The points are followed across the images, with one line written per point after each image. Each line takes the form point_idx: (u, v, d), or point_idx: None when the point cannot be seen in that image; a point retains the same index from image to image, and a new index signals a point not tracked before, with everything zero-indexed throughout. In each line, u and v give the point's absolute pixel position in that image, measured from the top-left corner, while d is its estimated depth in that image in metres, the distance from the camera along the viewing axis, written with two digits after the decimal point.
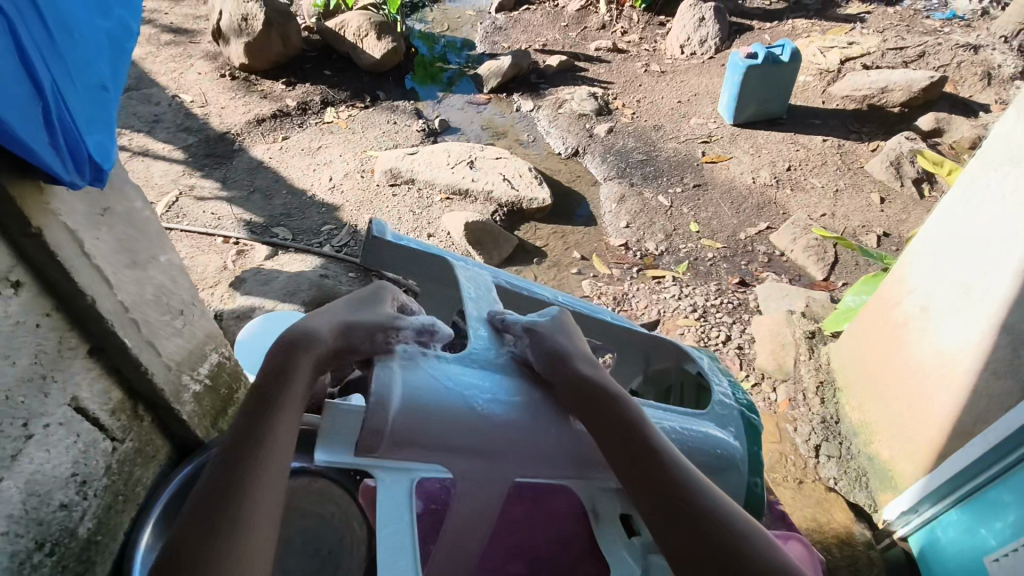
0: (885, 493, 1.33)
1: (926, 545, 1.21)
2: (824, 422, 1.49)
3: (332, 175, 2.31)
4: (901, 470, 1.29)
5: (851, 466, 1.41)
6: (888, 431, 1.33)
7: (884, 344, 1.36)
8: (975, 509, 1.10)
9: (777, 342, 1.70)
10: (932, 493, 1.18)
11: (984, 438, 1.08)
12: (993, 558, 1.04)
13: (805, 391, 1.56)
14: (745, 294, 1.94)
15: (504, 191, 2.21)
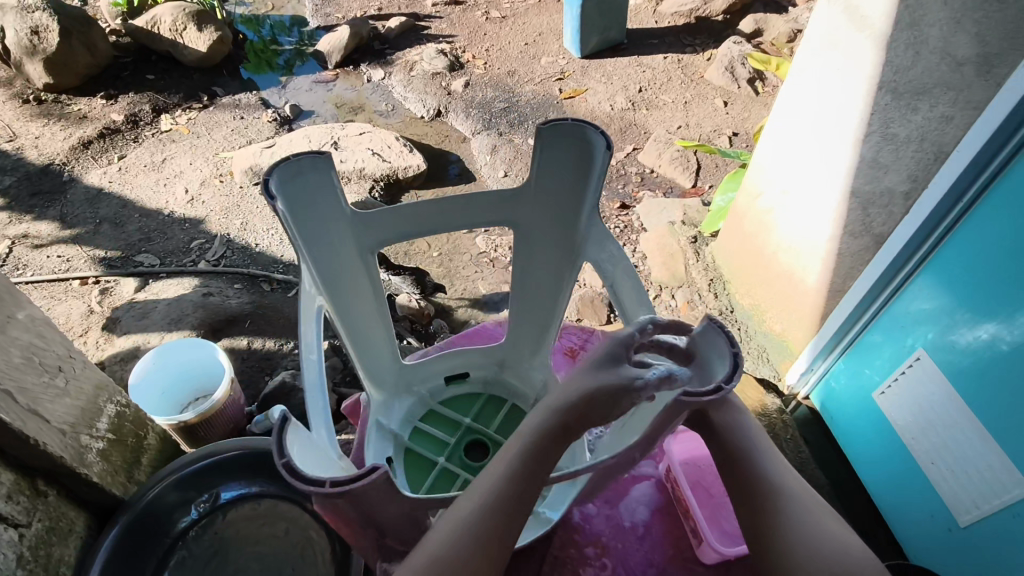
0: (784, 362, 1.49)
1: (824, 398, 1.38)
2: (722, 315, 1.62)
3: (187, 186, 2.13)
4: (793, 338, 1.45)
5: (752, 346, 1.55)
6: (775, 307, 1.48)
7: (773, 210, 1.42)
8: (858, 356, 1.28)
9: (666, 253, 1.81)
10: (821, 351, 1.35)
11: (853, 292, 1.24)
12: (880, 391, 1.22)
13: (700, 291, 1.69)
14: (628, 216, 2.04)
15: (376, 166, 2.15)
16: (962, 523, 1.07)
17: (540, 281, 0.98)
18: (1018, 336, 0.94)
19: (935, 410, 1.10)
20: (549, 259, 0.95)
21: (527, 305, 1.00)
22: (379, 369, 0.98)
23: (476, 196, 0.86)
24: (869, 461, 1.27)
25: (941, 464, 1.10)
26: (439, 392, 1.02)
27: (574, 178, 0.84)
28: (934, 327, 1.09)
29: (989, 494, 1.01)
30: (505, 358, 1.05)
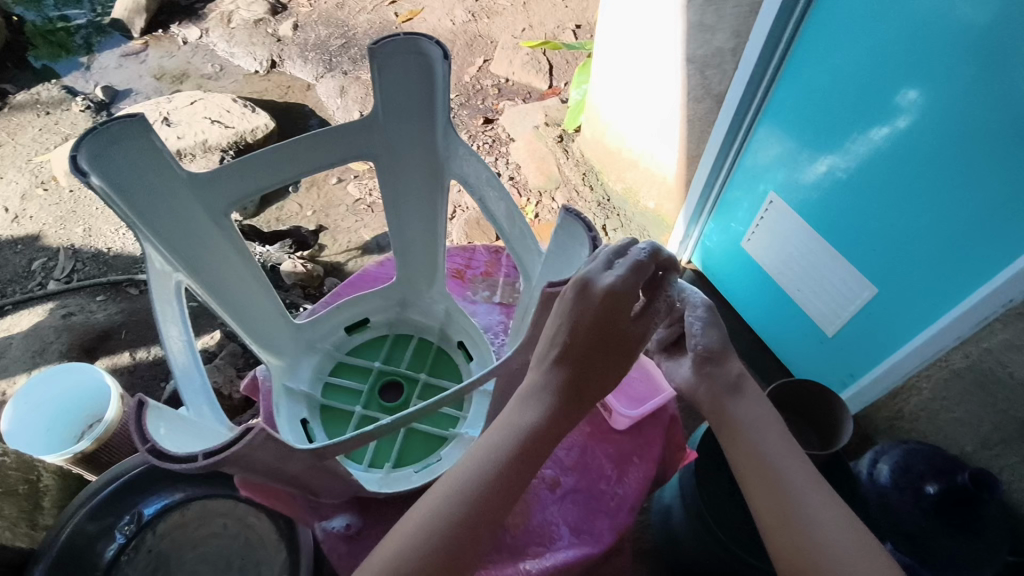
0: (663, 235, 1.58)
1: (704, 258, 1.49)
2: (600, 205, 1.68)
3: (6, 204, 1.88)
4: (666, 211, 1.53)
5: (633, 230, 1.61)
6: (645, 186, 1.55)
7: (629, 88, 1.45)
8: (724, 211, 1.38)
9: (538, 158, 1.83)
10: (692, 216, 1.43)
11: (707, 154, 1.32)
12: (747, 240, 1.34)
13: (576, 188, 1.74)
14: (494, 130, 2.01)
15: (219, 135, 1.98)
16: (830, 334, 1.22)
17: (412, 211, 0.96)
18: (851, 163, 1.04)
19: (794, 243, 1.22)
20: (416, 182, 0.93)
21: (409, 236, 0.98)
22: (276, 339, 0.93)
23: (322, 133, 0.81)
24: (750, 304, 1.41)
25: (806, 289, 1.23)
26: (343, 343, 1.00)
27: (420, 94, 0.82)
28: (783, 169, 1.19)
29: (845, 304, 1.16)
30: (404, 294, 1.02)
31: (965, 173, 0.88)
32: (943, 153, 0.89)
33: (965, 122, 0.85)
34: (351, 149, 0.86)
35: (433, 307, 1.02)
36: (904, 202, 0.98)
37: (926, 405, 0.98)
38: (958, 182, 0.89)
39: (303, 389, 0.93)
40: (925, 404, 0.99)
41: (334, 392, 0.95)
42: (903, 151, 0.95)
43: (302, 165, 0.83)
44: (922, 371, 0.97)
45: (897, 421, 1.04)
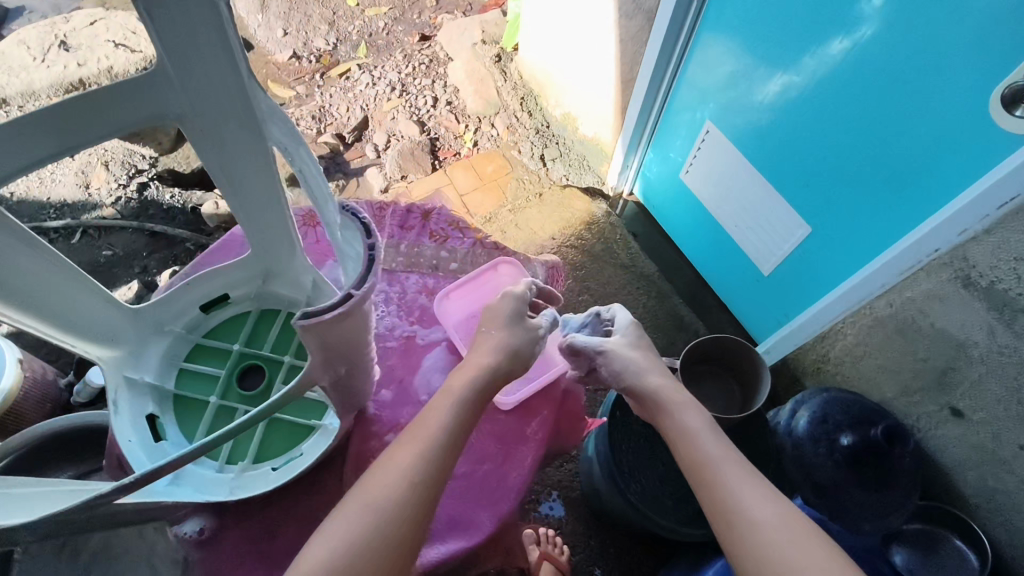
0: (603, 165, 1.48)
1: (645, 189, 1.40)
2: (539, 133, 1.57)
3: None
4: (605, 140, 1.43)
5: (573, 158, 1.52)
6: (583, 111, 1.43)
7: (559, 19, 1.35)
8: (662, 140, 1.28)
9: (476, 79, 1.69)
10: (630, 146, 1.33)
11: (643, 78, 1.20)
12: (685, 171, 1.25)
13: (515, 113, 1.62)
14: (431, 48, 1.84)
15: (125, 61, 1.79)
16: (765, 272, 1.17)
17: (257, 183, 0.58)
18: (804, 84, 0.92)
19: (730, 176, 1.14)
20: (239, 129, 0.52)
21: (262, 222, 0.62)
22: (107, 333, 0.61)
23: (73, 99, 0.44)
24: (687, 239, 1.34)
25: (742, 225, 1.16)
26: (201, 323, 0.69)
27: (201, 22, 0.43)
28: (727, 92, 1.07)
29: (780, 241, 1.10)
30: (268, 264, 0.68)
31: (913, 103, 0.78)
32: (919, 78, 0.76)
33: (922, 43, 0.73)
34: (112, 104, 0.46)
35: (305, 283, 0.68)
36: (850, 134, 0.88)
37: (849, 350, 0.95)
38: (906, 114, 0.79)
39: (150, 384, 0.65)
40: (848, 349, 0.95)
41: (190, 384, 0.67)
42: (855, 76, 0.84)
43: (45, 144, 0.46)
44: (847, 317, 0.93)
45: (823, 364, 1.02)
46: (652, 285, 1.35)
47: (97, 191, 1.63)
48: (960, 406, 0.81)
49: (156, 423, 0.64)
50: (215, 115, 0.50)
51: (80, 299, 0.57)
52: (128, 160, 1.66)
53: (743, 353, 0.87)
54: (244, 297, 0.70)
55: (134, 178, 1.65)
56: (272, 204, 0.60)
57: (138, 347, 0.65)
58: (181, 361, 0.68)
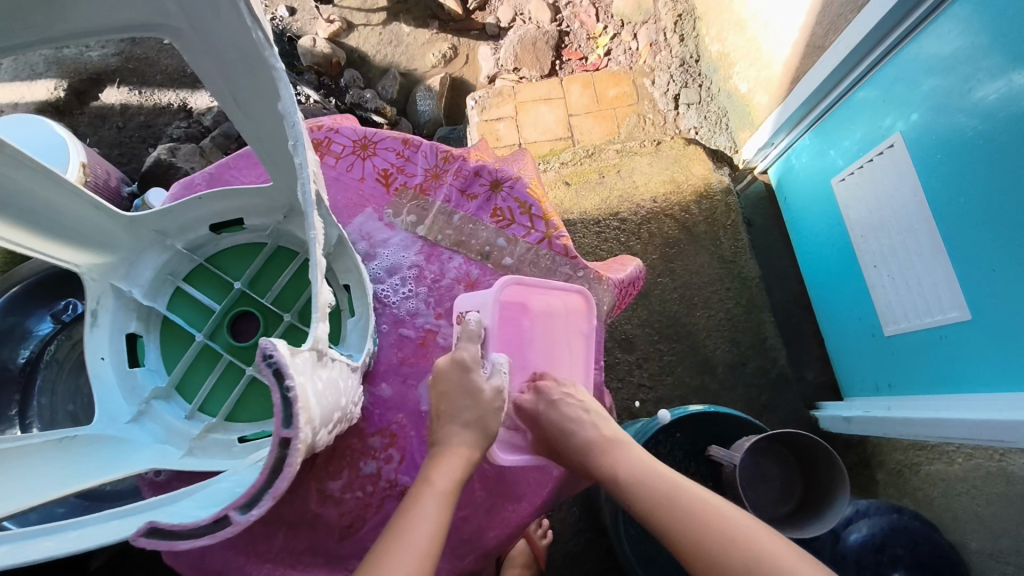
0: (743, 131, 1.24)
1: (783, 177, 1.17)
2: (683, 65, 1.31)
3: None
4: (756, 104, 1.17)
5: (712, 110, 1.28)
6: (745, 58, 1.17)
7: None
8: (827, 130, 1.03)
9: None
10: (786, 122, 1.09)
11: (836, 50, 0.94)
12: (840, 179, 1.01)
13: (665, 31, 1.35)
14: None
15: None
16: (887, 331, 0.96)
17: (272, 127, 0.46)
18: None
19: (891, 213, 0.91)
20: (238, 44, 0.39)
21: (274, 159, 0.50)
22: (92, 237, 0.52)
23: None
24: (811, 254, 1.13)
25: (883, 271, 0.95)
26: (206, 244, 0.59)
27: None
28: (939, 94, 0.80)
29: (922, 311, 0.88)
30: (292, 200, 0.56)
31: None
32: None
33: None
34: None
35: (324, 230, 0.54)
36: None
37: (947, 478, 0.78)
38: None
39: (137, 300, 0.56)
40: (947, 476, 0.78)
41: (180, 309, 0.58)
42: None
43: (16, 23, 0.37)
44: (965, 447, 0.75)
45: (909, 471, 0.86)
46: (745, 290, 1.16)
47: None
48: None
49: (136, 342, 0.56)
50: (217, 32, 0.39)
51: (56, 200, 0.47)
52: None
53: (829, 463, 0.73)
54: (268, 228, 0.59)
55: None
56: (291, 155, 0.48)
57: (133, 252, 0.55)
58: (180, 278, 0.58)
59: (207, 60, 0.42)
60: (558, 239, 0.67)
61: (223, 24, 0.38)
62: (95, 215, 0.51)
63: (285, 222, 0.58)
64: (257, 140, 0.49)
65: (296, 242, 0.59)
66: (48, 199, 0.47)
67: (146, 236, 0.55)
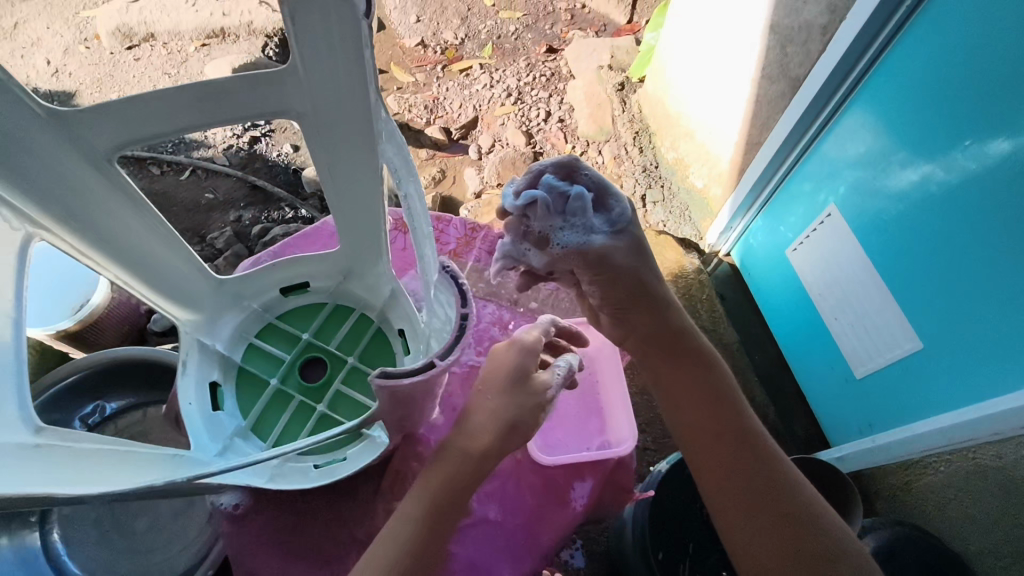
0: (706, 220, 1.42)
1: (743, 255, 1.34)
2: (645, 171, 1.52)
3: (48, 56, 1.77)
4: (714, 196, 1.37)
5: (675, 205, 1.46)
6: (697, 160, 1.38)
7: (700, 64, 1.28)
8: (775, 211, 1.21)
9: (593, 103, 1.66)
10: (741, 208, 1.27)
11: (770, 144, 1.14)
12: (793, 249, 1.17)
13: (626, 146, 1.57)
14: (555, 62, 1.81)
15: (267, 18, 1.82)
16: (858, 375, 1.08)
17: (361, 181, 0.58)
18: (944, 191, 0.85)
19: (841, 271, 1.06)
20: (351, 119, 0.52)
21: (345, 217, 0.62)
22: (186, 300, 0.64)
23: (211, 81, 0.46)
24: (779, 318, 1.27)
25: (843, 321, 1.08)
26: (274, 301, 0.70)
27: (341, 38, 0.44)
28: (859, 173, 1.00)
29: (883, 349, 1.01)
30: (350, 262, 0.67)
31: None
32: None
33: None
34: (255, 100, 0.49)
35: (378, 283, 0.68)
36: (993, 249, 0.80)
37: (937, 491, 0.87)
38: None
39: (217, 350, 0.66)
40: (935, 488, 0.87)
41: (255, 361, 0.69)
42: (1009, 187, 0.76)
43: (160, 122, 0.48)
44: (945, 455, 0.85)
45: (902, 493, 0.94)
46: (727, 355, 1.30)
47: (212, 135, 1.70)
48: None
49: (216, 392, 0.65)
50: (330, 113, 0.51)
51: (166, 262, 0.61)
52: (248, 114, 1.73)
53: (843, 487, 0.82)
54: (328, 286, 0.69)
55: (249, 132, 1.70)
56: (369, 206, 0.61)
57: (209, 317, 0.67)
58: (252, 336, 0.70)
59: (317, 139, 0.54)
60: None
61: (339, 106, 0.51)
62: (187, 272, 0.63)
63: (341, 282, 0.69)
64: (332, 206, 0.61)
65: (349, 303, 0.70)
66: (150, 246, 0.59)
67: (228, 299, 0.67)
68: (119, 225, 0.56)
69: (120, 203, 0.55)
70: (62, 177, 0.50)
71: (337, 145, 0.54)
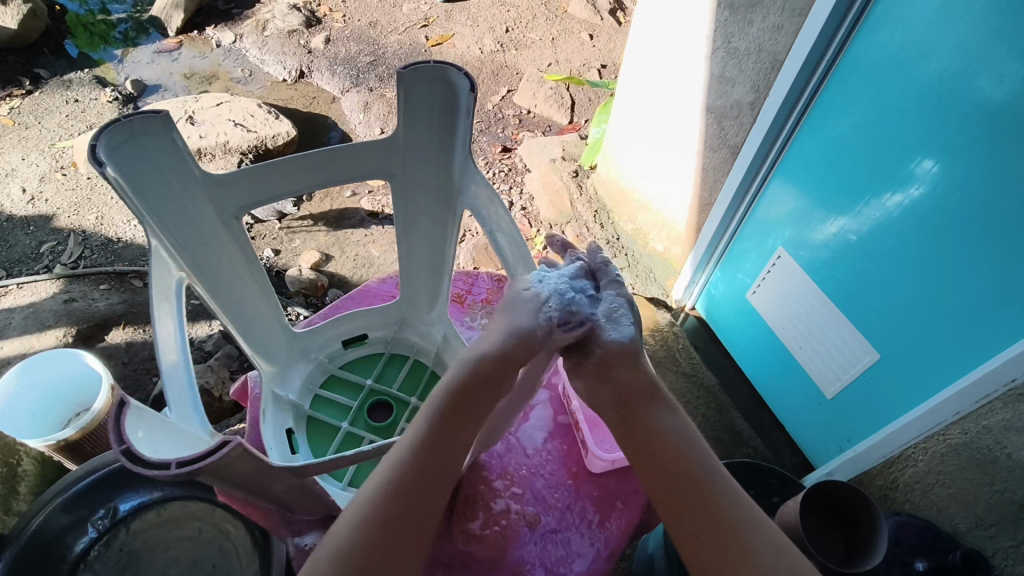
0: (669, 279, 1.59)
1: (708, 305, 1.49)
2: (609, 243, 1.69)
3: (23, 184, 1.84)
4: (675, 256, 1.55)
5: (640, 269, 1.64)
6: (655, 228, 1.58)
7: (647, 144, 1.49)
8: (730, 263, 1.38)
9: (551, 190, 1.83)
10: (701, 263, 1.45)
11: (719, 204, 1.32)
12: (752, 292, 1.33)
13: (587, 224, 1.75)
14: (511, 159, 2.00)
15: (241, 138, 1.96)
16: (829, 396, 1.20)
17: (423, 205, 0.91)
18: (861, 227, 1.05)
19: (796, 304, 1.22)
20: (429, 188, 0.89)
21: (417, 269, 0.98)
22: (270, 342, 0.92)
23: (334, 149, 0.81)
24: (748, 357, 1.40)
25: (807, 348, 1.23)
26: (337, 356, 0.99)
27: (444, 112, 0.80)
28: (794, 226, 1.19)
29: (846, 365, 1.15)
30: (403, 314, 1.02)
31: (967, 239, 0.89)
32: (965, 227, 0.88)
33: (967, 206, 0.87)
34: (360, 164, 0.85)
35: (430, 331, 1.01)
36: (915, 266, 0.97)
37: (920, 479, 0.97)
38: (968, 258, 0.89)
39: (291, 398, 0.92)
40: (919, 477, 0.97)
41: (324, 412, 0.93)
42: (909, 211, 0.96)
43: (283, 183, 0.81)
44: (920, 444, 0.97)
45: (891, 491, 1.03)
46: (711, 396, 1.44)
47: None
48: None
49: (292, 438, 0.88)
50: (414, 185, 0.89)
51: (267, 310, 0.90)
52: None
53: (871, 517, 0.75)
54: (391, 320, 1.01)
55: None
56: (437, 259, 0.96)
57: (289, 367, 0.95)
58: (317, 388, 0.95)
59: (399, 193, 0.90)
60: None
61: (426, 182, 0.89)
62: (273, 314, 0.91)
63: (400, 319, 1.02)
64: (400, 237, 0.94)
65: (405, 359, 1.00)
66: (248, 288, 0.87)
67: (300, 347, 0.96)
68: (250, 278, 0.87)
69: (236, 254, 0.84)
70: (197, 227, 0.77)
71: (409, 202, 0.91)
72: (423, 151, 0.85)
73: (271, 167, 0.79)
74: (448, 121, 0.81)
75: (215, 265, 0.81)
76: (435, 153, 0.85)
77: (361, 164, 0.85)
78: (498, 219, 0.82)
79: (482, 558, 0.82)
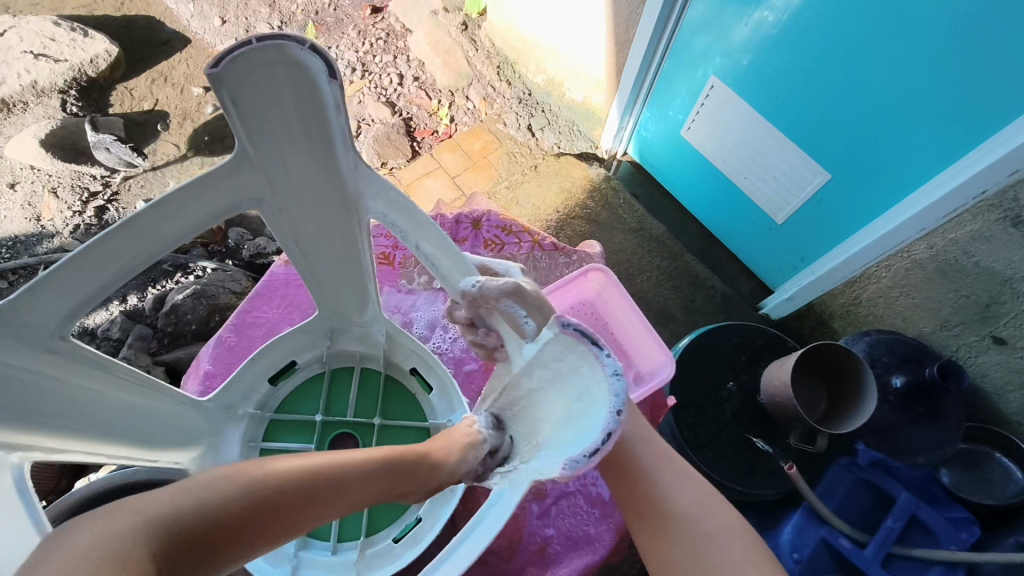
0: (595, 129, 1.47)
1: (641, 149, 1.40)
2: (521, 102, 1.52)
3: None
4: (597, 103, 1.40)
5: (562, 125, 1.50)
6: (569, 75, 1.41)
7: None
8: (659, 101, 1.26)
9: (442, 50, 1.58)
10: (627, 105, 1.31)
11: (638, 39, 1.16)
12: (687, 128, 1.22)
13: (492, 83, 1.55)
14: (385, 21, 1.69)
15: (52, 71, 1.57)
16: (779, 221, 1.15)
17: (315, 215, 0.63)
18: (786, 36, 0.92)
19: (738, 136, 1.12)
20: (309, 195, 0.60)
21: (334, 279, 0.74)
22: (180, 424, 0.69)
23: (162, 201, 0.51)
24: (693, 197, 1.35)
25: (752, 178, 1.14)
26: (269, 398, 0.80)
27: (302, 109, 0.50)
28: (716, 43, 1.05)
29: (794, 190, 1.08)
30: (332, 322, 0.81)
31: (893, 39, 0.78)
32: (894, 29, 0.77)
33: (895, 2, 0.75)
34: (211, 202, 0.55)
35: (368, 332, 0.82)
36: (848, 78, 0.87)
37: (884, 292, 1.01)
38: (889, 52, 0.79)
39: None
40: (883, 291, 1.01)
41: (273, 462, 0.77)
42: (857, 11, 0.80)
43: (116, 264, 0.52)
44: (883, 262, 0.98)
45: (854, 306, 1.08)
46: (663, 245, 1.38)
47: (52, 220, 1.44)
48: (1002, 335, 0.89)
49: None
50: (294, 192, 0.59)
51: (160, 402, 0.66)
52: (79, 183, 1.49)
53: (857, 421, 0.75)
54: (312, 326, 0.81)
55: (91, 203, 1.47)
56: (351, 263, 0.71)
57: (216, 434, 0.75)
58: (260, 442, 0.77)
59: (270, 208, 0.60)
60: (544, 240, 1.02)
61: (304, 189, 0.59)
62: (164, 401, 0.66)
63: (332, 318, 0.80)
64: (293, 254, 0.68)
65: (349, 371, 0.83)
66: (123, 398, 0.61)
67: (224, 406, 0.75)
68: (111, 384, 0.59)
69: (88, 374, 0.57)
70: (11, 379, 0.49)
71: (296, 218, 0.63)
72: (286, 157, 0.55)
73: (78, 258, 0.49)
74: (308, 112, 0.50)
75: (64, 405, 0.54)
76: (298, 153, 0.55)
77: (207, 199, 0.54)
78: (414, 223, 0.58)
79: (499, 550, 0.81)
